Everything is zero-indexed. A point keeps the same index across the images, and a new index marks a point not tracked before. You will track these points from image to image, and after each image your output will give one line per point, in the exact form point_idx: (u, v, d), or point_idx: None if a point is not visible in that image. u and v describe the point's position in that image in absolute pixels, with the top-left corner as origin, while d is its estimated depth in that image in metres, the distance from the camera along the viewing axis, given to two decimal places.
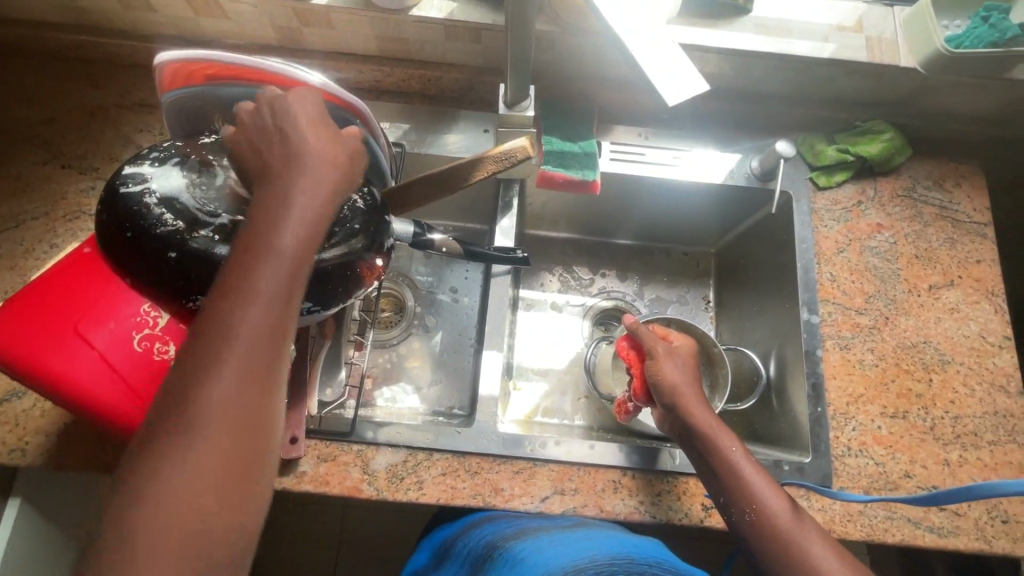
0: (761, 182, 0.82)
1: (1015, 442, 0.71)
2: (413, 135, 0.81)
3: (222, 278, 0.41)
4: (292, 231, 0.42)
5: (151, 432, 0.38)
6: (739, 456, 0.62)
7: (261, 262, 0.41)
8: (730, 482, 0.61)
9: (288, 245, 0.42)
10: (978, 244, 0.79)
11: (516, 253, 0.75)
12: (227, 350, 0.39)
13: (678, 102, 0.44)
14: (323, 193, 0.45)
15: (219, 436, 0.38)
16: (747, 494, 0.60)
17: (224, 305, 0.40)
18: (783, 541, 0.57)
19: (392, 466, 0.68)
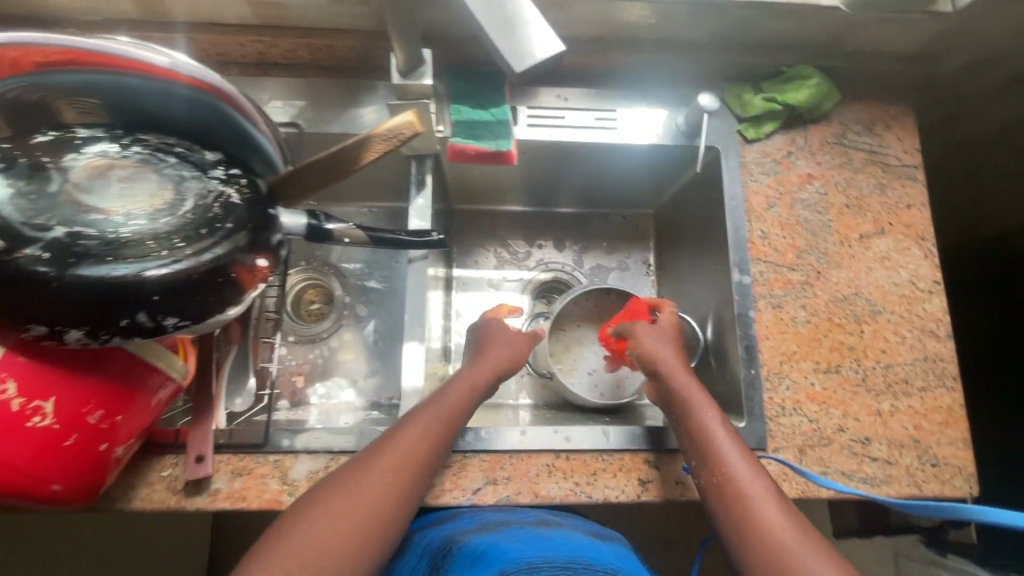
0: (687, 140, 0.78)
1: (944, 386, 0.72)
2: (310, 113, 0.74)
3: (419, 405, 0.64)
4: (459, 392, 0.65)
5: (331, 487, 0.55)
6: (723, 430, 0.60)
7: (445, 393, 0.65)
8: (712, 453, 0.59)
9: (463, 392, 0.66)
10: (907, 188, 0.77)
11: (431, 235, 0.68)
12: (415, 434, 0.60)
13: (525, 69, 0.43)
14: (488, 374, 0.69)
15: (372, 497, 0.55)
16: (725, 466, 0.57)
17: (421, 419, 0.62)
18: (754, 514, 0.54)
19: (313, 473, 0.64)
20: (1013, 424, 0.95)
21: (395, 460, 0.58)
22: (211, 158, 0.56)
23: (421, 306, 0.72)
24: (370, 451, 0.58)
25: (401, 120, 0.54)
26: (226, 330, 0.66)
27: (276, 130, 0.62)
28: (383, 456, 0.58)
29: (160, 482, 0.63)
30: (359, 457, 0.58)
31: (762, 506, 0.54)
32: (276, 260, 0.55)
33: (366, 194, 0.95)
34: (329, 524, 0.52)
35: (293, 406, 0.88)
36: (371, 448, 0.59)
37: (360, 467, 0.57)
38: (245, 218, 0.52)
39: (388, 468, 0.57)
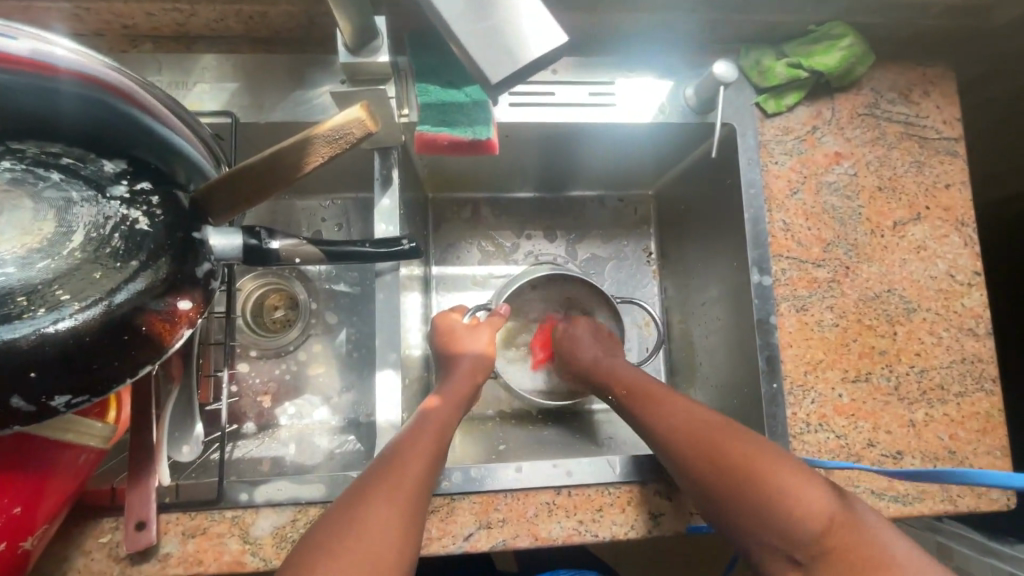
0: (698, 115, 0.66)
1: (983, 390, 0.64)
2: (247, 98, 0.62)
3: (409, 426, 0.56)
4: (447, 408, 0.60)
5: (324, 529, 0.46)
6: (703, 429, 0.54)
7: (435, 409, 0.59)
8: (700, 463, 0.52)
9: (451, 407, 0.61)
10: (947, 165, 0.67)
11: (400, 243, 0.56)
12: (410, 455, 0.52)
13: (502, 80, 0.35)
14: (463, 389, 0.65)
15: (379, 520, 0.46)
16: (724, 470, 0.51)
17: (416, 439, 0.54)
18: (768, 512, 0.48)
19: (279, 528, 0.56)
20: None
21: (392, 489, 0.49)
22: (110, 170, 0.43)
23: (393, 325, 0.63)
24: (357, 490, 0.49)
25: (348, 117, 0.43)
26: (165, 367, 0.55)
27: (199, 130, 0.50)
28: (378, 492, 0.48)
29: (99, 550, 0.54)
30: (353, 493, 0.49)
31: (781, 496, 0.48)
32: (206, 300, 0.45)
33: (327, 185, 0.82)
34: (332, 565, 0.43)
35: (260, 430, 0.79)
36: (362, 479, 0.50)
37: (350, 510, 0.47)
38: (154, 251, 0.41)
39: (385, 509, 0.47)
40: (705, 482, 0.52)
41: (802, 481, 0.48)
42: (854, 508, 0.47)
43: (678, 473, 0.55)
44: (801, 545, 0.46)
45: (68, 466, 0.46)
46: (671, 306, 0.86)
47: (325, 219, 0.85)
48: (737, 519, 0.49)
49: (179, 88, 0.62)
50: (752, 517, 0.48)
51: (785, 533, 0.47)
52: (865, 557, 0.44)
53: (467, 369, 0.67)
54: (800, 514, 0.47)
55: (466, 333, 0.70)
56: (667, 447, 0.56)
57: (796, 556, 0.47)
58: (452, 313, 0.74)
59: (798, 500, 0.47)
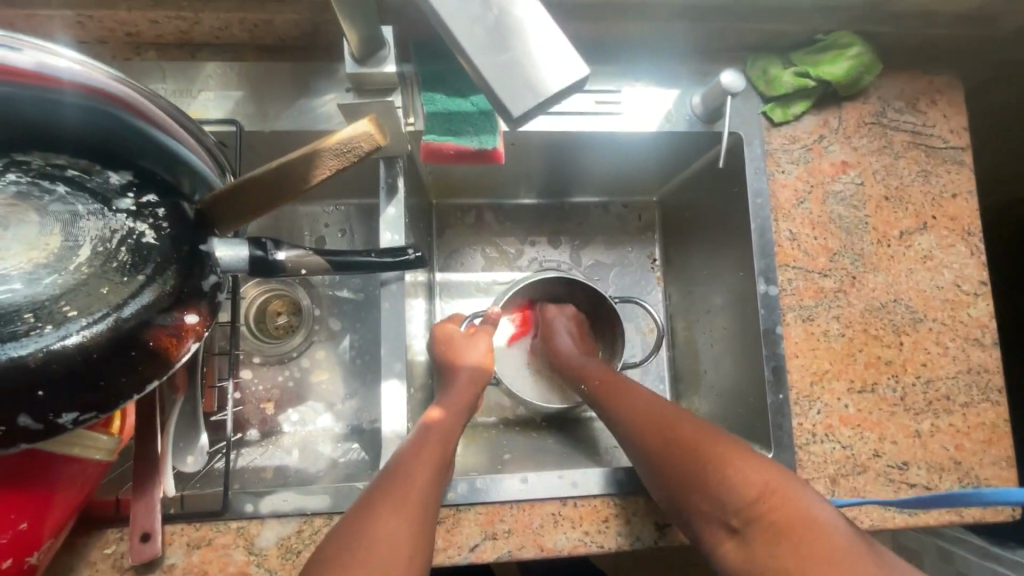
0: (705, 124, 0.66)
1: (989, 401, 0.64)
2: (252, 107, 0.62)
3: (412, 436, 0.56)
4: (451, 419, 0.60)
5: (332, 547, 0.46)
6: (656, 411, 0.59)
7: (437, 420, 0.59)
8: (651, 440, 0.56)
9: (452, 418, 0.60)
10: (954, 174, 0.67)
11: (407, 253, 0.56)
12: (414, 467, 0.52)
13: (524, 113, 0.35)
14: (462, 398, 0.64)
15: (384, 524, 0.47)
16: (669, 446, 0.54)
17: (420, 450, 0.54)
18: (708, 482, 0.51)
19: (284, 540, 0.56)
20: None
21: (398, 504, 0.48)
22: (116, 182, 0.43)
23: (398, 335, 0.63)
24: (365, 502, 0.49)
25: (357, 130, 0.43)
26: (169, 378, 0.54)
27: (204, 139, 0.50)
28: (384, 506, 0.48)
29: (104, 561, 0.54)
30: (357, 509, 0.48)
31: (722, 467, 0.51)
32: (213, 313, 0.44)
33: (331, 192, 0.82)
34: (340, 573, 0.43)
35: (264, 437, 0.79)
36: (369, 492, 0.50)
37: (358, 527, 0.46)
38: (160, 265, 0.41)
39: (391, 522, 0.47)
40: (653, 458, 0.55)
41: (742, 456, 0.51)
42: (793, 485, 0.49)
43: (631, 452, 0.58)
44: (736, 512, 0.49)
45: (76, 476, 0.46)
46: (676, 313, 0.86)
47: (328, 225, 0.85)
48: (681, 493, 0.52)
49: (184, 96, 0.62)
50: (694, 487, 0.51)
51: (721, 500, 0.50)
52: (801, 526, 0.46)
53: (467, 380, 0.67)
54: (737, 484, 0.49)
55: (461, 341, 0.70)
56: (623, 427, 0.60)
57: (733, 524, 0.49)
58: (449, 322, 0.74)
59: (737, 471, 0.50)
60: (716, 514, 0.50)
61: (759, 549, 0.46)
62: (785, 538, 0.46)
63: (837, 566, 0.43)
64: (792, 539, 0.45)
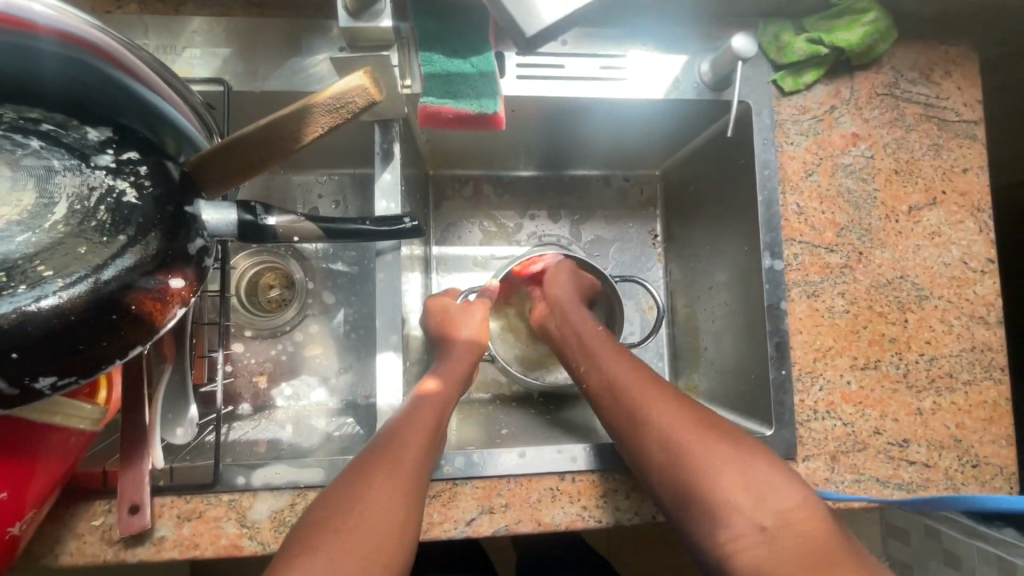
0: (713, 93, 0.64)
1: (991, 378, 0.63)
2: (240, 66, 0.59)
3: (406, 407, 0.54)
4: (448, 387, 0.59)
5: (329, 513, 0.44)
6: (681, 403, 0.54)
7: (433, 388, 0.58)
8: (687, 431, 0.51)
9: (449, 387, 0.59)
10: (966, 149, 0.65)
11: (403, 222, 0.54)
12: (414, 435, 0.51)
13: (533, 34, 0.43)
14: (459, 367, 0.63)
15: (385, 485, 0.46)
16: (707, 442, 0.50)
17: (418, 418, 0.53)
18: (747, 485, 0.48)
19: (277, 512, 0.55)
20: None
21: (393, 472, 0.47)
22: (95, 138, 0.41)
23: (394, 307, 0.61)
24: (360, 468, 0.47)
25: (350, 84, 0.40)
26: (157, 346, 0.52)
27: (190, 98, 0.47)
28: (377, 474, 0.47)
29: (92, 533, 0.53)
30: (348, 474, 0.47)
31: (762, 470, 0.48)
32: (199, 278, 0.42)
33: (324, 161, 0.79)
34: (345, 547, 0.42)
35: (256, 411, 0.77)
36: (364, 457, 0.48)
37: (354, 493, 0.45)
38: (143, 226, 0.39)
39: (388, 486, 0.46)
40: (687, 448, 0.50)
41: (776, 465, 0.49)
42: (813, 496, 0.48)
43: (648, 439, 0.53)
44: (774, 512, 0.46)
45: (58, 448, 0.44)
46: (676, 291, 0.84)
47: (322, 195, 0.82)
48: (697, 486, 0.49)
49: (168, 53, 0.59)
50: (725, 485, 0.48)
51: (758, 499, 0.47)
52: (829, 542, 0.44)
53: (465, 348, 0.66)
54: (775, 488, 0.47)
55: (458, 315, 0.69)
56: (641, 411, 0.54)
57: (764, 523, 0.46)
58: (446, 295, 0.72)
59: (773, 477, 0.48)
60: (747, 513, 0.46)
61: (787, 555, 0.44)
62: (817, 551, 0.44)
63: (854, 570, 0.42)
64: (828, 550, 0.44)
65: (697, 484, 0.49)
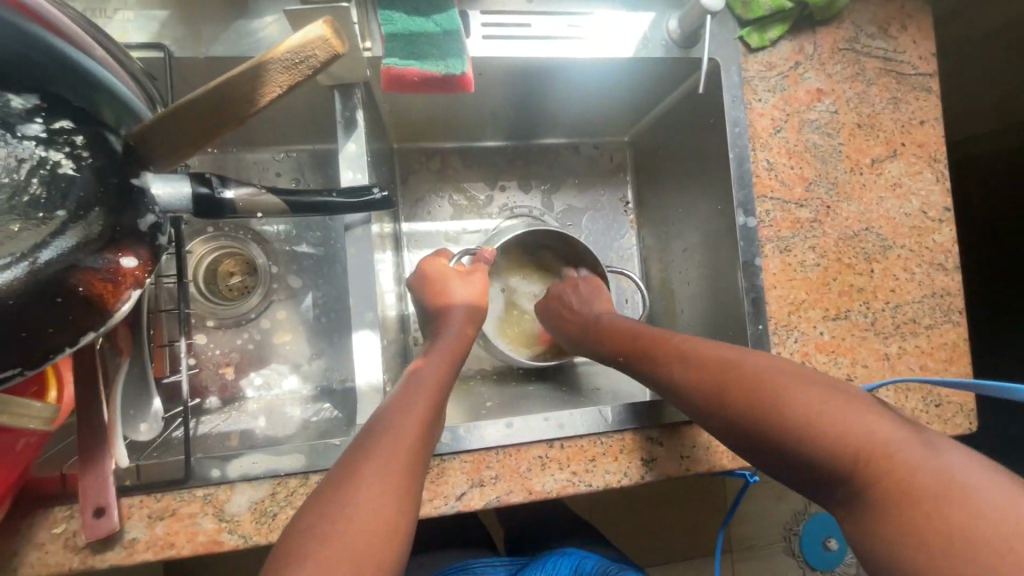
0: (682, 50, 0.63)
1: (950, 322, 0.66)
2: (181, 29, 0.55)
3: (406, 395, 0.51)
4: (437, 365, 0.56)
5: (321, 515, 0.41)
6: (740, 365, 0.50)
7: (425, 371, 0.55)
8: (736, 391, 0.48)
9: (440, 367, 0.56)
10: (922, 101, 0.67)
11: (372, 192, 0.52)
12: (402, 421, 0.48)
13: None
14: (457, 345, 0.60)
15: (378, 483, 0.43)
16: (761, 410, 0.46)
17: (413, 407, 0.50)
18: (812, 439, 0.42)
19: (257, 503, 0.52)
20: (1008, 348, 0.93)
21: (383, 462, 0.44)
22: (19, 105, 0.37)
23: (369, 281, 0.58)
24: (347, 461, 0.45)
25: (308, 35, 0.37)
26: (111, 338, 0.49)
27: (128, 64, 0.44)
28: (367, 468, 0.44)
29: (53, 542, 0.49)
30: (339, 472, 0.44)
31: (817, 422, 0.42)
32: (152, 258, 0.39)
33: (280, 137, 0.75)
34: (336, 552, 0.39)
35: (224, 404, 0.73)
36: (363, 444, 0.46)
37: (341, 484, 0.43)
38: (84, 201, 0.35)
39: (376, 478, 0.43)
40: (739, 417, 0.48)
41: (844, 406, 0.43)
42: (905, 434, 0.41)
43: (707, 409, 0.51)
44: (845, 475, 0.41)
45: (5, 452, 0.41)
46: (650, 257, 0.85)
47: (279, 174, 0.78)
48: (768, 448, 0.45)
49: (98, 16, 0.54)
50: (790, 441, 0.44)
51: (823, 460, 0.42)
52: (919, 489, 0.37)
53: (462, 319, 0.63)
54: (838, 440, 0.41)
55: (453, 274, 0.66)
56: (698, 386, 0.52)
57: (840, 486, 0.41)
58: (436, 258, 0.69)
59: (837, 427, 0.42)
60: (823, 473, 0.42)
61: (875, 517, 0.38)
62: (898, 503, 0.37)
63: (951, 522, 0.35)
64: (897, 502, 0.37)
65: (762, 454, 0.46)
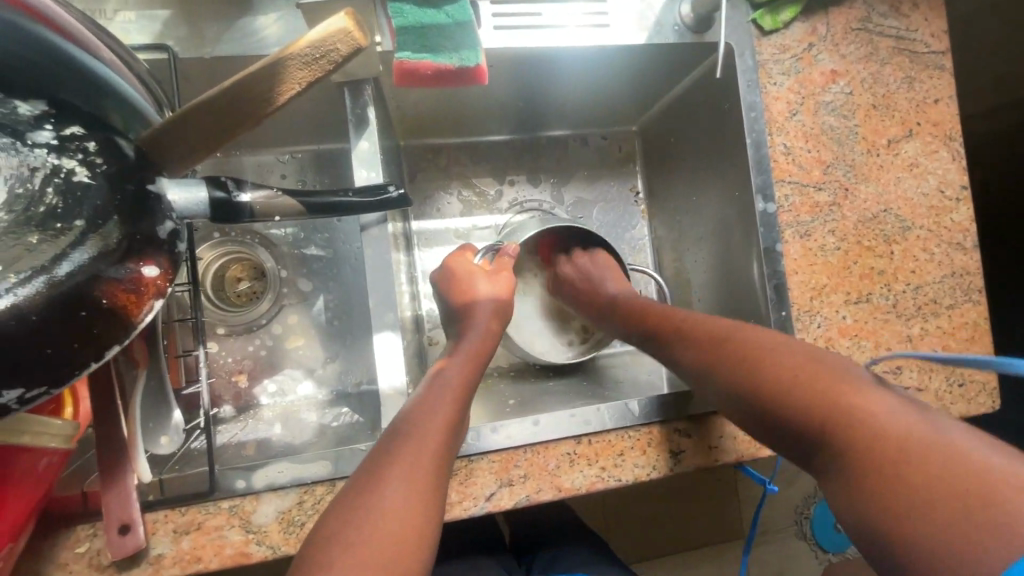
0: (695, 35, 0.62)
1: (971, 301, 0.66)
2: (184, 29, 0.53)
3: (429, 394, 0.51)
4: (461, 365, 0.55)
5: (344, 517, 0.40)
6: (742, 342, 0.50)
7: (449, 371, 0.54)
8: (734, 364, 0.49)
9: (464, 367, 0.55)
10: (936, 80, 0.67)
11: (388, 190, 0.51)
12: (428, 423, 0.47)
13: None
14: (483, 342, 0.59)
15: (399, 482, 0.42)
16: (756, 385, 0.46)
17: (436, 407, 0.49)
18: (804, 410, 0.42)
19: (284, 513, 0.51)
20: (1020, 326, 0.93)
21: (410, 466, 0.43)
22: (27, 112, 0.35)
23: (387, 280, 0.57)
24: (373, 466, 0.44)
25: (330, 26, 0.35)
26: (127, 351, 0.48)
27: (134, 65, 0.43)
28: (392, 470, 0.43)
29: (77, 561, 0.48)
30: (362, 476, 0.43)
31: (806, 395, 0.43)
32: (172, 266, 0.37)
33: (284, 138, 0.73)
34: (349, 549, 0.38)
35: (239, 413, 0.72)
36: (382, 443, 0.46)
37: (365, 490, 0.42)
38: (101, 209, 0.34)
39: (403, 481, 0.42)
40: (737, 394, 0.48)
41: (834, 379, 0.43)
42: (898, 408, 0.39)
43: (712, 389, 0.51)
44: (831, 443, 0.40)
45: (26, 473, 0.39)
46: (663, 247, 0.84)
47: (285, 175, 0.76)
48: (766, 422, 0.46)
49: (97, 18, 0.53)
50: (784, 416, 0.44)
51: (812, 431, 0.42)
52: (901, 454, 0.36)
53: (489, 319, 0.61)
54: (825, 410, 0.41)
55: (479, 272, 0.65)
56: (699, 367, 0.53)
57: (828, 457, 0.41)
58: (461, 254, 0.68)
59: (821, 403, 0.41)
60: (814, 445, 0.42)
61: (857, 484, 0.38)
62: (881, 468, 0.37)
63: (931, 488, 0.34)
64: (876, 470, 0.37)
65: (760, 428, 0.47)
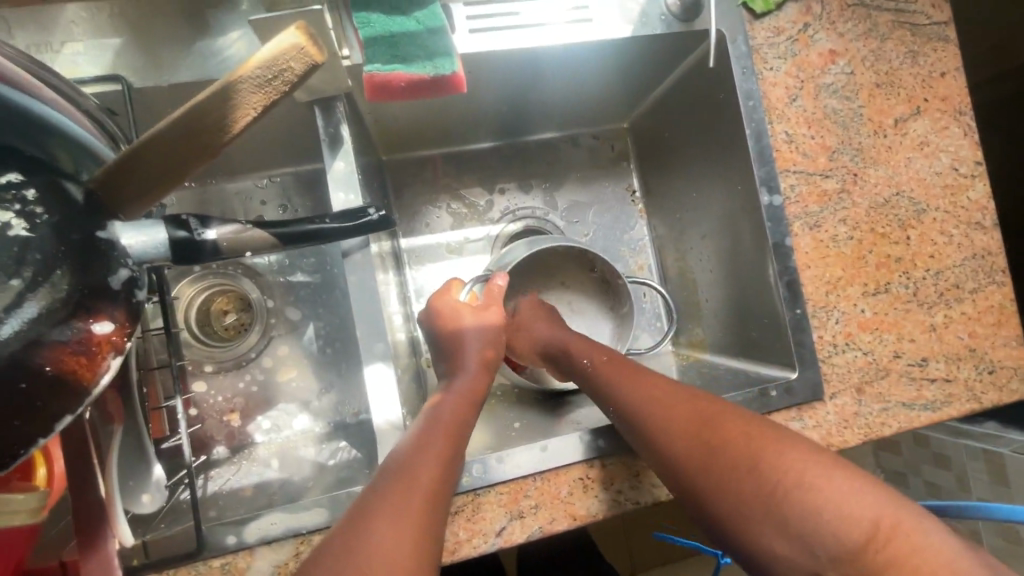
0: (683, 24, 0.59)
1: (995, 283, 0.62)
2: (137, 58, 0.50)
3: (422, 434, 0.47)
4: (451, 404, 0.52)
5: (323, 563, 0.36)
6: (725, 415, 0.46)
7: (441, 410, 0.50)
8: (716, 440, 0.44)
9: (456, 403, 0.52)
10: (940, 52, 0.63)
11: (368, 212, 0.46)
12: (421, 464, 0.43)
13: None
14: (478, 377, 0.56)
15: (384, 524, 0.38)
16: (743, 468, 0.42)
17: (430, 447, 0.45)
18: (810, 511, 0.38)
19: (280, 567, 0.48)
20: None
21: (401, 509, 0.40)
22: None
23: (375, 307, 0.54)
24: (359, 506, 0.40)
25: (281, 44, 0.31)
26: (100, 407, 0.44)
27: (82, 103, 0.39)
28: (380, 513, 0.39)
29: None
30: (349, 519, 0.39)
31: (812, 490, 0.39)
32: (128, 319, 0.34)
33: (259, 162, 0.70)
34: None
35: (233, 454, 0.69)
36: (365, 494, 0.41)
37: (348, 527, 0.38)
38: (44, 264, 0.30)
39: (393, 523, 0.39)
40: (715, 476, 0.43)
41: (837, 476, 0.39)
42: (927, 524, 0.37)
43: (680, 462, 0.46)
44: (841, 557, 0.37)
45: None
46: (664, 247, 0.80)
47: (265, 202, 0.73)
48: (745, 517, 0.41)
49: (44, 52, 0.49)
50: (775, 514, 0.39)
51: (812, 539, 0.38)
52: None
53: (481, 355, 0.58)
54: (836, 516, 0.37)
55: (465, 308, 0.61)
56: (664, 437, 0.47)
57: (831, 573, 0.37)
58: (445, 292, 0.63)
59: (840, 502, 0.38)
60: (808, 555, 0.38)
61: None
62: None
63: None
64: None
65: (731, 521, 0.42)
